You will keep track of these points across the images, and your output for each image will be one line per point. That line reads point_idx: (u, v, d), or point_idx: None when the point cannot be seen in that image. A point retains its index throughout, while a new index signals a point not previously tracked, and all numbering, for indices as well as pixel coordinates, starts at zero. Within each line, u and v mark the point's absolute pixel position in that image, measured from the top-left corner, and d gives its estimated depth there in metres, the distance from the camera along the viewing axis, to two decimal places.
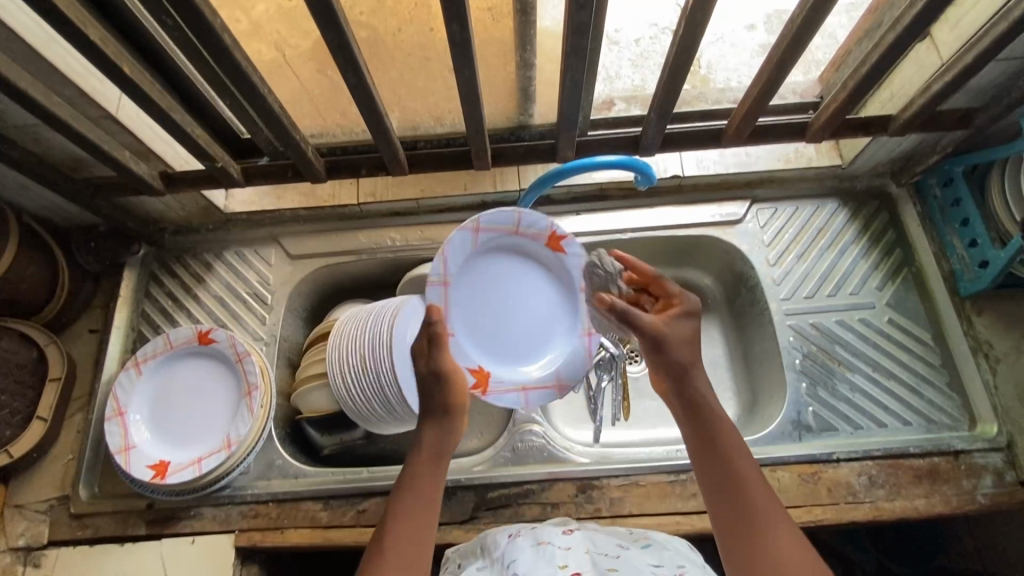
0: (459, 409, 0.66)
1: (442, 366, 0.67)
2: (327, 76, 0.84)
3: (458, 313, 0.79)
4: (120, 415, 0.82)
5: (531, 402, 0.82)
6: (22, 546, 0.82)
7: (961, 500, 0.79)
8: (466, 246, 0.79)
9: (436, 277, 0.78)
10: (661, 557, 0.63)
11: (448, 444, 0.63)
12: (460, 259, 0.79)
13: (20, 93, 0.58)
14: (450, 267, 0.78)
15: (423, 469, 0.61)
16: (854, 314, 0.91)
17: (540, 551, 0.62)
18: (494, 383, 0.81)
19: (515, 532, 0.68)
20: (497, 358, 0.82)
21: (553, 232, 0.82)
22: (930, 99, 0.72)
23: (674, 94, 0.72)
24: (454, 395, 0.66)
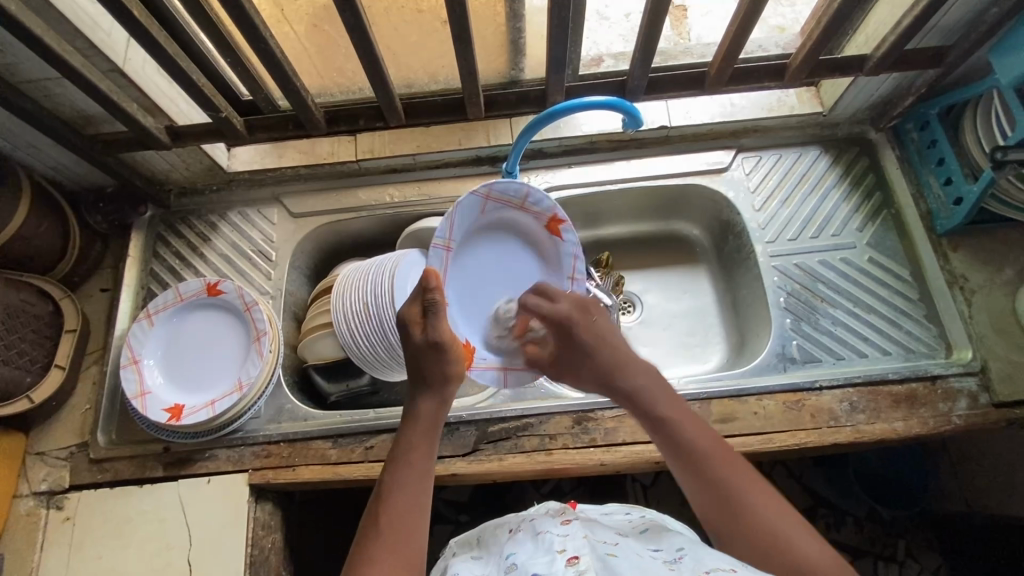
0: (453, 383, 0.70)
1: (444, 337, 0.69)
2: (324, 31, 0.86)
3: (454, 278, 0.80)
4: (135, 363, 0.86)
5: (509, 380, 0.84)
6: (44, 490, 0.86)
7: (937, 422, 0.83)
8: (473, 211, 0.79)
9: (441, 240, 0.76)
10: (662, 541, 0.59)
11: (438, 416, 0.68)
12: (465, 225, 0.79)
13: (35, 39, 0.62)
14: (454, 234, 0.78)
15: (420, 440, 0.65)
16: (837, 254, 0.95)
17: (537, 541, 0.58)
18: (477, 358, 0.81)
19: (515, 527, 0.64)
20: (481, 334, 0.83)
21: (554, 215, 0.83)
22: (900, 35, 0.76)
23: (657, 36, 0.75)
24: (451, 365, 0.70)
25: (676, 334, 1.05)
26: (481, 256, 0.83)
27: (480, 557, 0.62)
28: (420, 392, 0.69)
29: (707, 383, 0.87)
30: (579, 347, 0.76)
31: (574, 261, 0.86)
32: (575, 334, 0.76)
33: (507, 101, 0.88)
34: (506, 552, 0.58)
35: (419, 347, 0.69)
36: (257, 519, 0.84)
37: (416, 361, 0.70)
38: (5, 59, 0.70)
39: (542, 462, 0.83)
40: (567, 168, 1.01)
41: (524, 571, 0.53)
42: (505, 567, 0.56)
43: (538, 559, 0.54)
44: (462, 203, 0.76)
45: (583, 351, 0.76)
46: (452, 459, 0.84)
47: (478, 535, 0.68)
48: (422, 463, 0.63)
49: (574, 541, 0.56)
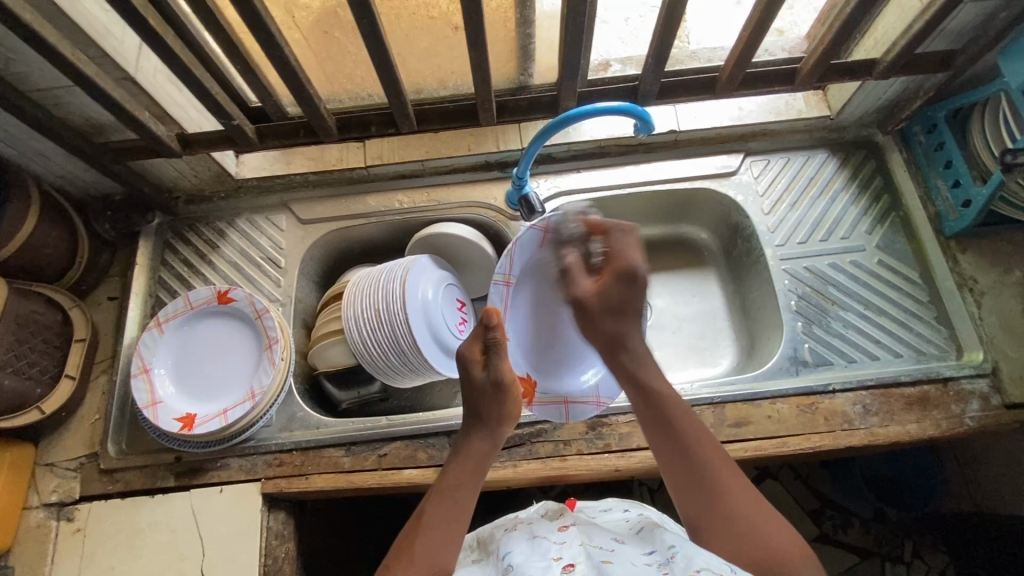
0: (507, 423, 0.72)
1: (503, 378, 0.71)
2: (334, 37, 0.86)
3: (515, 312, 0.89)
4: (146, 372, 0.86)
5: (571, 415, 0.85)
6: (54, 501, 0.85)
7: (950, 424, 0.83)
8: (532, 247, 0.88)
9: (501, 276, 0.86)
10: (656, 543, 0.58)
11: (488, 455, 0.70)
12: (523, 259, 0.88)
13: (50, 47, 0.62)
14: (514, 268, 0.87)
15: (466, 477, 0.67)
16: (846, 256, 0.95)
17: (534, 544, 0.59)
18: (539, 393, 0.86)
19: (513, 528, 0.66)
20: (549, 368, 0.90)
21: None
22: (911, 39, 0.76)
23: (670, 42, 0.75)
24: (509, 407, 0.72)
25: (685, 337, 1.05)
26: (540, 288, 0.91)
27: (480, 558, 0.64)
28: (472, 432, 0.71)
29: (720, 387, 0.87)
30: (621, 295, 0.73)
31: None
32: (628, 288, 0.73)
33: (518, 107, 0.88)
34: (502, 550, 0.60)
35: (478, 386, 0.71)
36: (270, 529, 0.83)
37: (474, 400, 0.72)
38: (17, 67, 0.69)
39: (556, 469, 0.83)
40: (576, 173, 1.01)
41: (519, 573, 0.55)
42: (502, 567, 0.57)
43: (534, 562, 0.55)
44: (519, 239, 0.86)
45: (616, 304, 0.73)
46: None
47: (477, 538, 0.70)
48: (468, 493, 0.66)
49: (570, 548, 0.57)
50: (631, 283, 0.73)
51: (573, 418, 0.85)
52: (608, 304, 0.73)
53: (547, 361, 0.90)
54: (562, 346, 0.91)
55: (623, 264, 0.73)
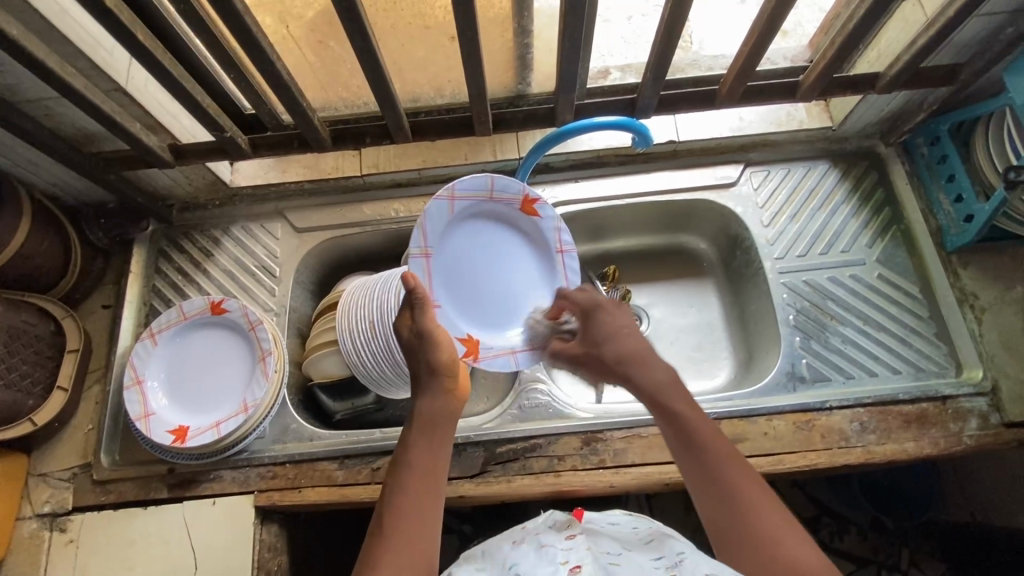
0: (442, 373, 0.65)
1: (433, 328, 0.67)
2: (329, 46, 0.85)
3: (440, 283, 0.81)
4: (139, 384, 0.85)
5: (521, 363, 0.83)
6: (47, 512, 0.85)
7: (948, 442, 0.83)
8: (443, 216, 0.80)
9: (416, 249, 0.78)
10: (664, 548, 0.57)
11: (446, 417, 0.62)
12: (439, 229, 0.80)
13: (36, 61, 0.61)
14: (430, 240, 0.79)
15: (421, 444, 0.59)
16: (846, 270, 0.94)
17: (542, 553, 0.55)
18: (484, 349, 0.82)
19: (519, 540, 0.61)
20: (483, 322, 0.84)
21: (527, 196, 0.85)
22: (914, 54, 0.75)
23: (668, 58, 0.74)
24: (441, 356, 0.66)
25: (683, 349, 1.04)
26: (460, 247, 0.83)
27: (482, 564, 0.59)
28: (421, 393, 0.64)
29: (717, 403, 0.87)
30: (603, 326, 0.72)
31: (558, 233, 0.88)
32: (597, 317, 0.73)
33: (516, 119, 0.87)
34: (508, 560, 0.56)
35: (408, 343, 0.67)
36: (263, 542, 0.83)
37: (409, 357, 0.67)
38: (6, 79, 0.68)
39: (550, 485, 0.82)
40: (573, 183, 1.00)
41: None
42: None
43: (542, 567, 0.52)
44: (428, 210, 0.78)
45: (602, 335, 0.71)
46: (459, 481, 0.83)
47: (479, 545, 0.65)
48: (430, 465, 0.58)
49: (577, 553, 0.55)
50: (596, 315, 0.73)
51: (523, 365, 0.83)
52: (590, 342, 0.72)
53: (492, 319, 0.84)
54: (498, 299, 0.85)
55: (587, 301, 0.76)
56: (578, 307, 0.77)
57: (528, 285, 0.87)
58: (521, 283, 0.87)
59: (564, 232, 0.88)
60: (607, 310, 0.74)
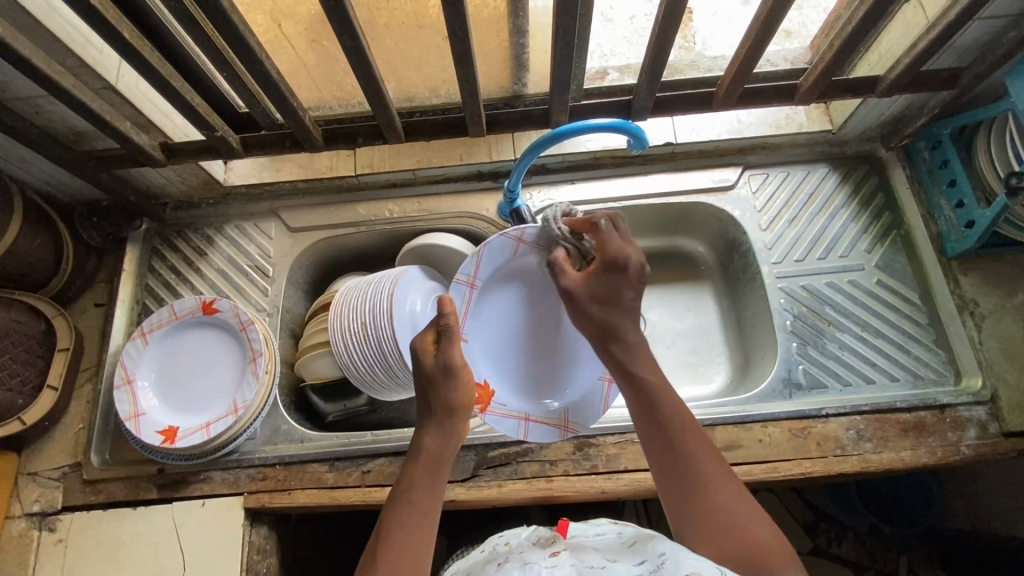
0: (458, 414, 0.65)
1: (456, 363, 0.65)
2: (322, 46, 0.84)
3: (474, 318, 0.84)
4: (129, 384, 0.85)
5: (530, 433, 0.83)
6: (36, 511, 0.85)
7: (946, 451, 0.81)
8: (503, 256, 0.84)
9: (465, 276, 0.81)
10: (647, 552, 0.55)
11: (446, 452, 0.64)
12: (491, 268, 0.84)
13: (22, 59, 0.60)
14: (479, 273, 0.83)
15: (422, 477, 0.61)
16: (844, 276, 0.93)
17: (525, 570, 0.56)
18: (495, 404, 0.82)
19: (505, 560, 0.61)
20: (502, 379, 0.85)
21: None
22: (915, 57, 0.74)
23: (664, 61, 0.73)
24: (459, 396, 0.65)
25: (679, 354, 1.03)
26: (503, 296, 0.86)
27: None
28: (427, 427, 0.65)
29: (711, 409, 0.86)
30: (609, 287, 0.70)
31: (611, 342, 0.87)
32: (618, 278, 0.70)
33: (511, 120, 0.86)
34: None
35: (429, 374, 0.65)
36: (252, 544, 0.83)
37: (426, 389, 0.65)
38: None
39: (542, 490, 0.81)
40: (569, 185, 1.00)
41: None
42: None
43: None
44: (490, 243, 0.81)
45: (607, 295, 0.70)
46: (450, 485, 0.83)
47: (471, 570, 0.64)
48: (427, 500, 0.60)
49: (560, 569, 0.55)
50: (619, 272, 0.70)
51: (530, 439, 0.83)
52: (597, 296, 0.71)
53: (510, 374, 0.86)
54: (526, 359, 0.88)
55: (613, 253, 0.70)
56: (603, 248, 0.71)
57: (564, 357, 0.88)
58: (557, 351, 0.87)
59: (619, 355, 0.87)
60: (629, 277, 0.70)
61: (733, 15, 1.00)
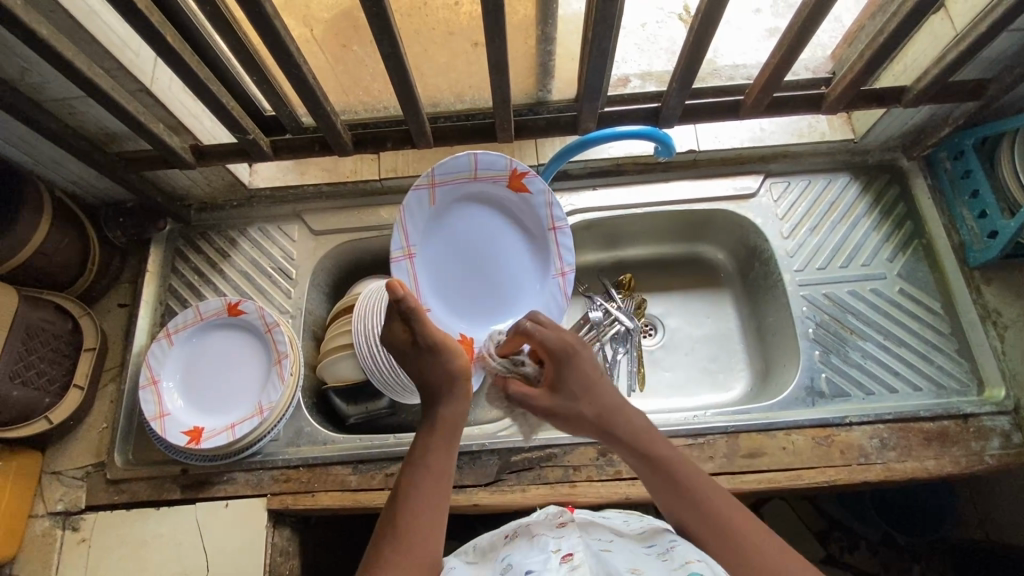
0: (460, 382, 0.66)
1: (438, 340, 0.66)
2: (352, 50, 0.85)
3: (428, 276, 0.84)
4: (154, 384, 0.85)
5: None
6: (60, 510, 0.85)
7: (969, 461, 0.82)
8: (423, 206, 0.82)
9: (398, 250, 0.81)
10: (653, 538, 0.58)
11: (458, 422, 0.64)
12: (422, 221, 0.82)
13: (65, 61, 0.61)
14: (411, 238, 0.82)
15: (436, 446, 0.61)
16: (866, 284, 0.93)
17: (534, 542, 0.55)
18: (480, 348, 0.86)
19: (510, 533, 0.60)
20: (477, 316, 0.87)
21: (513, 171, 0.83)
22: (943, 68, 0.74)
23: (695, 69, 0.74)
24: (459, 365, 0.66)
25: (699, 360, 1.03)
26: (452, 234, 0.85)
27: (475, 562, 0.58)
28: (435, 398, 0.65)
29: (736, 417, 0.86)
30: (576, 375, 0.68)
31: (550, 209, 0.85)
32: (568, 364, 0.69)
33: (538, 126, 0.86)
34: (500, 555, 0.56)
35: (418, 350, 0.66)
36: (275, 545, 0.83)
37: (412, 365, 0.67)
38: (33, 77, 0.68)
39: (565, 495, 0.81)
40: (591, 191, 1.00)
41: (518, 569, 0.51)
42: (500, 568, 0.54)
43: (533, 557, 0.52)
44: (408, 203, 0.80)
45: (576, 385, 0.68)
46: (474, 489, 0.83)
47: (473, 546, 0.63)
48: (441, 466, 0.60)
49: (568, 540, 0.55)
50: (568, 363, 0.69)
51: None
52: (560, 394, 0.69)
53: (483, 306, 0.87)
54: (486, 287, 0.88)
55: (555, 343, 0.70)
56: (547, 350, 0.71)
57: (521, 271, 0.88)
58: (513, 270, 0.88)
59: (556, 206, 0.85)
60: (584, 354, 0.70)
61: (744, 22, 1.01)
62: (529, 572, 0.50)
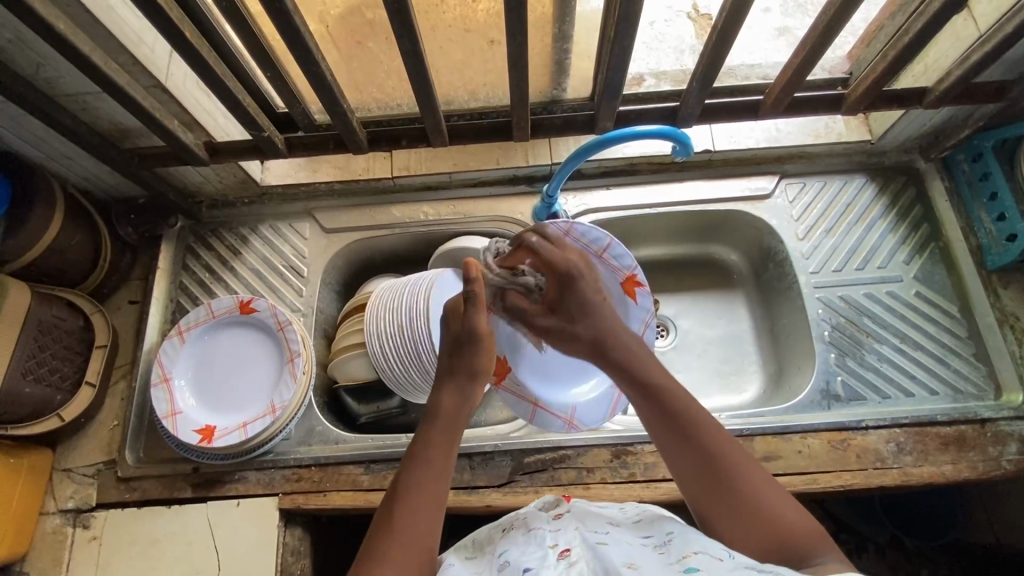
0: (482, 378, 0.64)
1: (481, 329, 0.65)
2: (366, 47, 0.84)
3: (507, 301, 0.79)
4: (166, 381, 0.85)
5: (536, 419, 0.85)
6: (71, 508, 0.85)
7: (987, 466, 0.81)
8: (558, 246, 0.79)
9: (517, 254, 0.76)
10: (653, 528, 0.56)
11: (466, 417, 0.62)
12: (549, 257, 0.79)
13: (83, 56, 0.60)
14: (532, 257, 0.77)
15: (438, 439, 0.59)
16: (882, 287, 0.93)
17: (531, 536, 0.54)
18: (510, 381, 0.83)
19: (509, 525, 0.59)
20: (526, 362, 0.84)
21: (632, 276, 0.83)
22: (967, 69, 0.73)
23: (716, 69, 0.73)
24: (482, 363, 0.65)
25: (711, 362, 1.02)
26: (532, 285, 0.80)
27: (474, 556, 0.57)
28: (445, 386, 0.63)
29: (751, 420, 0.85)
30: (577, 298, 0.70)
31: (644, 326, 0.85)
32: (577, 286, 0.70)
33: (554, 125, 0.86)
34: (498, 548, 0.55)
35: (458, 338, 0.65)
36: (287, 545, 0.83)
37: (451, 352, 0.65)
38: (48, 72, 0.68)
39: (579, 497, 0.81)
40: (605, 190, 0.99)
41: (516, 566, 0.50)
42: (497, 564, 0.52)
43: (530, 554, 0.51)
44: (549, 228, 0.76)
45: (575, 309, 0.70)
46: (487, 490, 0.82)
47: (474, 538, 0.62)
48: (441, 459, 0.57)
49: (565, 534, 0.54)
50: (568, 286, 0.70)
51: (535, 424, 0.85)
52: (561, 312, 0.71)
53: (531, 362, 0.84)
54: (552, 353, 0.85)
55: (558, 261, 0.71)
56: (546, 265, 0.72)
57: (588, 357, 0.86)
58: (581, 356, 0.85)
59: (651, 327, 0.85)
60: (586, 276, 0.71)
61: (756, 21, 1.00)
62: (527, 570, 0.49)
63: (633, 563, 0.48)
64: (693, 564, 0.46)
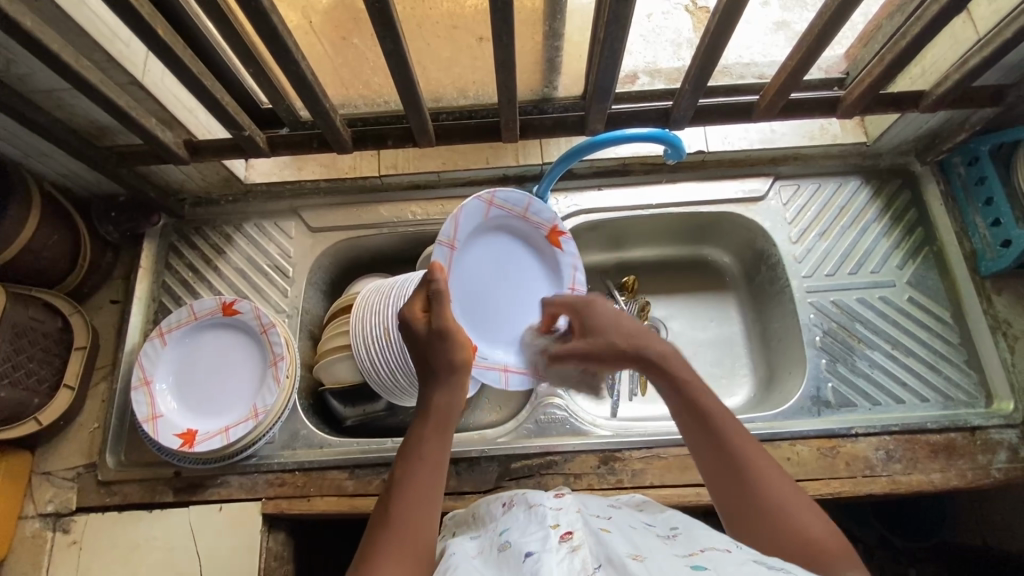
0: (461, 370, 0.60)
1: (448, 325, 0.61)
2: (351, 43, 0.81)
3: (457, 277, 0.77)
4: (146, 385, 0.83)
5: (512, 382, 0.80)
6: (50, 512, 0.83)
7: (976, 475, 0.80)
8: (476, 216, 0.77)
9: (445, 240, 0.74)
10: (655, 519, 0.54)
11: (453, 412, 0.58)
12: (470, 227, 0.77)
13: (53, 54, 0.58)
14: (459, 233, 0.75)
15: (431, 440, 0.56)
16: (875, 292, 0.92)
17: (532, 516, 0.50)
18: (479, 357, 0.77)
19: (509, 502, 0.56)
20: (484, 333, 0.80)
21: (554, 227, 0.85)
22: (966, 73, 0.72)
23: (710, 69, 0.72)
24: (461, 354, 0.60)
25: (702, 364, 1.01)
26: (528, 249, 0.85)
27: (477, 537, 0.54)
28: (431, 384, 0.60)
29: (741, 426, 0.85)
30: (596, 317, 0.68)
31: (573, 271, 0.87)
32: (590, 314, 0.69)
33: (544, 126, 0.84)
34: (499, 528, 0.51)
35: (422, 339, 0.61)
36: (270, 550, 0.82)
37: (423, 352, 0.61)
38: (19, 68, 0.65)
39: None
40: (596, 191, 0.98)
41: (517, 550, 0.46)
42: (498, 546, 0.49)
43: (531, 536, 0.47)
44: (467, 205, 0.75)
45: (595, 323, 0.68)
46: (473, 496, 0.82)
47: (474, 512, 0.61)
48: (433, 462, 0.54)
49: (568, 515, 0.49)
50: (588, 309, 0.69)
51: (512, 387, 0.80)
52: (585, 334, 0.69)
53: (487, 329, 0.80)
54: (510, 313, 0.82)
55: (585, 300, 0.71)
56: (571, 307, 0.73)
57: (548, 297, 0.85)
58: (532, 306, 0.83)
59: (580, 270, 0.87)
60: (602, 303, 0.70)
61: (753, 16, 0.97)
62: (529, 554, 0.45)
63: (638, 553, 0.44)
64: (699, 560, 0.43)
